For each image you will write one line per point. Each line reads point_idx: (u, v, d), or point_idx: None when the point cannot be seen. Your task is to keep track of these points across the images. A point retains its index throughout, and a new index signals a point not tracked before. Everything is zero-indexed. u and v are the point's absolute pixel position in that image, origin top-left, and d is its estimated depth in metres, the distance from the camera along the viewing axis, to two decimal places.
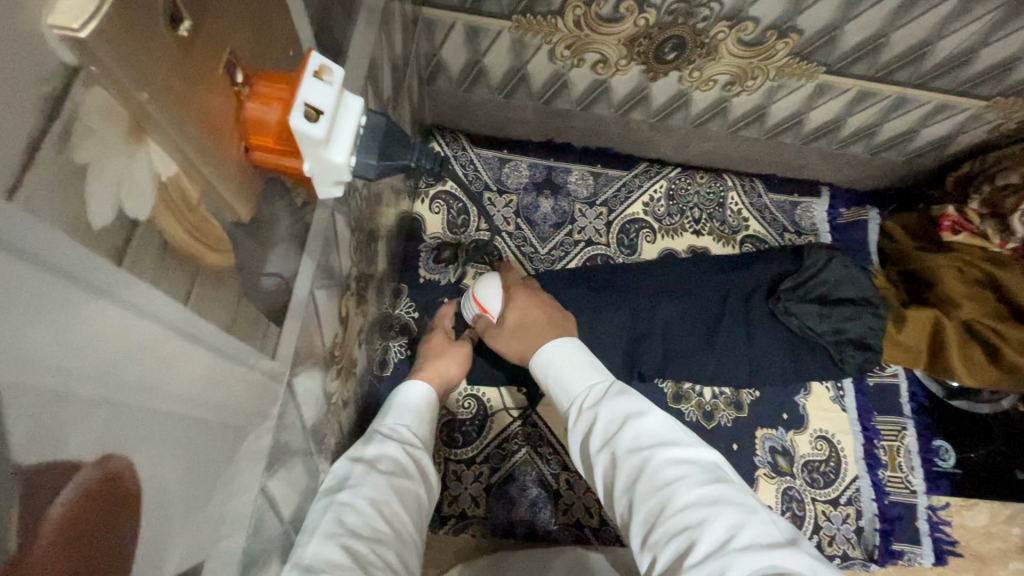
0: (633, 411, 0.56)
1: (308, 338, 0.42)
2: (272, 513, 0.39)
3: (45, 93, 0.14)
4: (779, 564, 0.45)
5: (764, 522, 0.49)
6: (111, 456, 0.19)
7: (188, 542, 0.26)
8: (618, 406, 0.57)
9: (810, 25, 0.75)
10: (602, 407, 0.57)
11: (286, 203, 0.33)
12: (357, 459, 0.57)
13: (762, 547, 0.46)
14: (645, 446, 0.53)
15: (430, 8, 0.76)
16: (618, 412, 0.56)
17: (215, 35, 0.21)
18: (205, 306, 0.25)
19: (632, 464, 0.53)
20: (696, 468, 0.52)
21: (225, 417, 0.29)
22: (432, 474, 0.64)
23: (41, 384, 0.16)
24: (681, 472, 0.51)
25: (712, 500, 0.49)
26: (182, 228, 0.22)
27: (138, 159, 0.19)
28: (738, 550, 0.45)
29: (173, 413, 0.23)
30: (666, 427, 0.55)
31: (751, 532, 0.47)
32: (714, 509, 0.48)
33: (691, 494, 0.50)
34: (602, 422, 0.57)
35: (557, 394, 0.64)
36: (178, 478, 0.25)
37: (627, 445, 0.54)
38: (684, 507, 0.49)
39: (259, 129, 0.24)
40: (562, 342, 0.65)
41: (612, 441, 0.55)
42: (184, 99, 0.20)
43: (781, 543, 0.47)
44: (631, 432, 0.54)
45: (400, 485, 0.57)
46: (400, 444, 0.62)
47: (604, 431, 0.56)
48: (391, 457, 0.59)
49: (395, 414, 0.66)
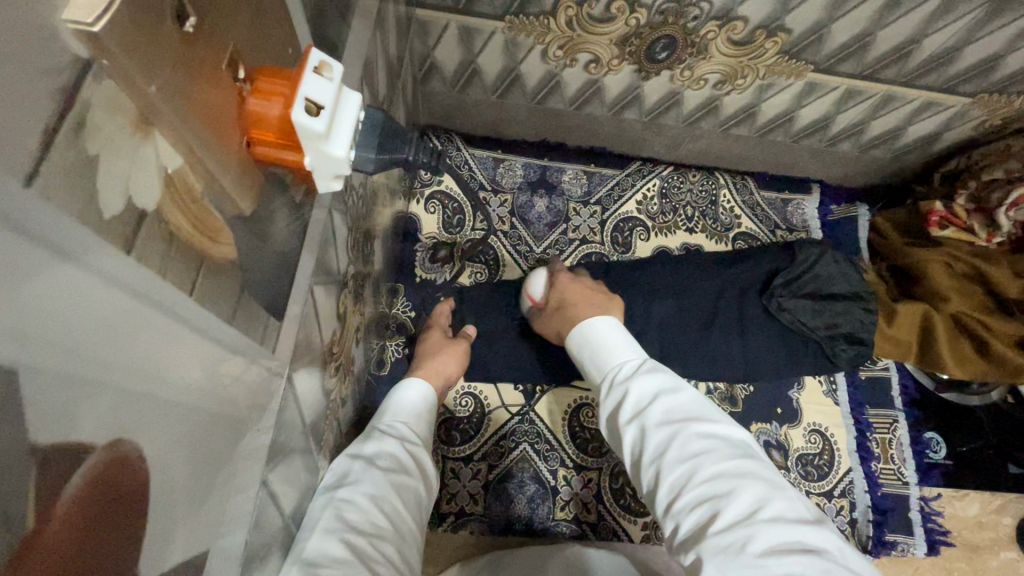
0: (665, 388, 0.58)
1: (306, 335, 0.43)
2: (272, 508, 0.40)
3: (57, 85, 0.15)
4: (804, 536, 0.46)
5: (791, 498, 0.50)
6: (120, 441, 0.20)
7: (191, 532, 0.27)
8: (651, 382, 0.58)
9: (797, 24, 0.76)
10: (635, 382, 0.59)
11: (285, 199, 0.34)
12: (357, 456, 0.58)
13: (789, 521, 0.47)
14: (676, 419, 0.55)
15: (424, 9, 0.76)
16: (650, 388, 0.58)
17: (218, 31, 0.21)
18: (207, 299, 0.25)
19: (662, 436, 0.54)
20: (725, 444, 0.53)
21: (226, 409, 0.29)
22: (431, 470, 0.64)
23: (54, 368, 0.16)
24: (710, 446, 0.52)
25: (740, 474, 0.50)
26: (187, 220, 0.22)
27: (144, 152, 0.19)
28: (763, 520, 0.46)
29: (178, 401, 0.24)
30: (698, 404, 0.57)
31: (778, 504, 0.48)
32: (742, 482, 0.49)
33: (718, 466, 0.51)
34: (633, 396, 0.58)
35: (592, 369, 0.66)
36: (182, 467, 0.25)
37: (657, 418, 0.55)
38: (711, 478, 0.50)
39: (260, 124, 0.25)
40: (594, 321, 0.68)
41: (642, 414, 0.57)
42: (189, 93, 0.20)
43: (807, 518, 0.48)
44: (662, 406, 0.56)
45: (401, 482, 0.58)
46: (402, 441, 0.63)
47: (635, 405, 0.58)
48: (393, 453, 0.60)
49: (399, 411, 0.67)
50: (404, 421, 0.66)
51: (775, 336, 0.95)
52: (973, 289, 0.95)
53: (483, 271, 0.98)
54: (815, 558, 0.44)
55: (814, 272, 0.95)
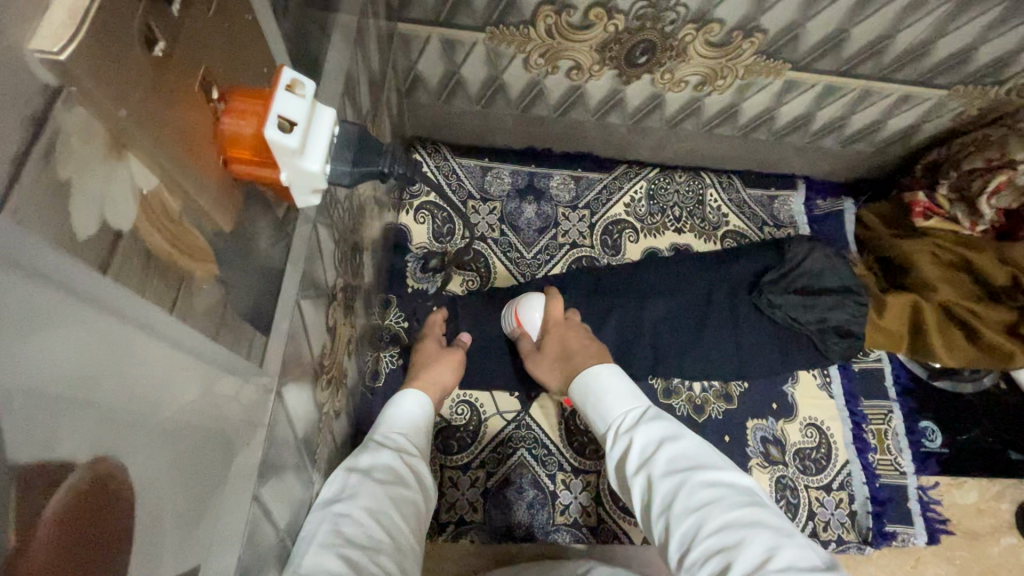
0: (668, 435, 0.60)
1: (295, 348, 0.43)
2: (265, 523, 0.40)
3: (26, 112, 0.15)
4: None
5: (800, 546, 0.50)
6: (103, 457, 0.20)
7: (181, 547, 0.27)
8: (655, 430, 0.61)
9: (772, 24, 0.78)
10: (638, 433, 0.62)
11: (268, 216, 0.34)
12: (353, 470, 0.58)
13: (799, 569, 0.47)
14: (680, 468, 0.56)
15: (405, 23, 0.77)
16: (655, 436, 0.60)
17: (189, 55, 0.22)
18: (190, 315, 0.26)
19: (668, 486, 0.56)
20: (731, 492, 0.54)
21: (213, 424, 0.29)
22: (429, 482, 0.64)
23: (31, 389, 0.16)
24: (715, 494, 0.54)
25: (747, 523, 0.51)
26: (165, 238, 0.23)
27: (118, 173, 0.20)
28: (774, 571, 0.46)
29: (161, 418, 0.24)
30: (702, 452, 0.58)
31: (787, 554, 0.48)
32: (749, 531, 0.50)
33: (725, 516, 0.52)
34: (639, 447, 0.61)
35: (596, 418, 0.69)
36: (169, 484, 0.25)
37: (662, 468, 0.57)
38: (718, 528, 0.51)
39: (235, 144, 0.25)
40: (592, 368, 0.72)
41: (648, 463, 0.59)
42: (160, 115, 0.21)
43: (818, 566, 0.48)
44: (666, 455, 0.58)
45: (397, 494, 0.58)
46: (398, 453, 0.63)
47: (641, 455, 0.60)
48: (389, 466, 0.60)
49: (395, 424, 0.67)
50: (401, 434, 0.66)
51: (767, 332, 0.96)
52: (960, 277, 0.97)
53: (475, 280, 0.99)
54: None
55: (804, 268, 0.96)
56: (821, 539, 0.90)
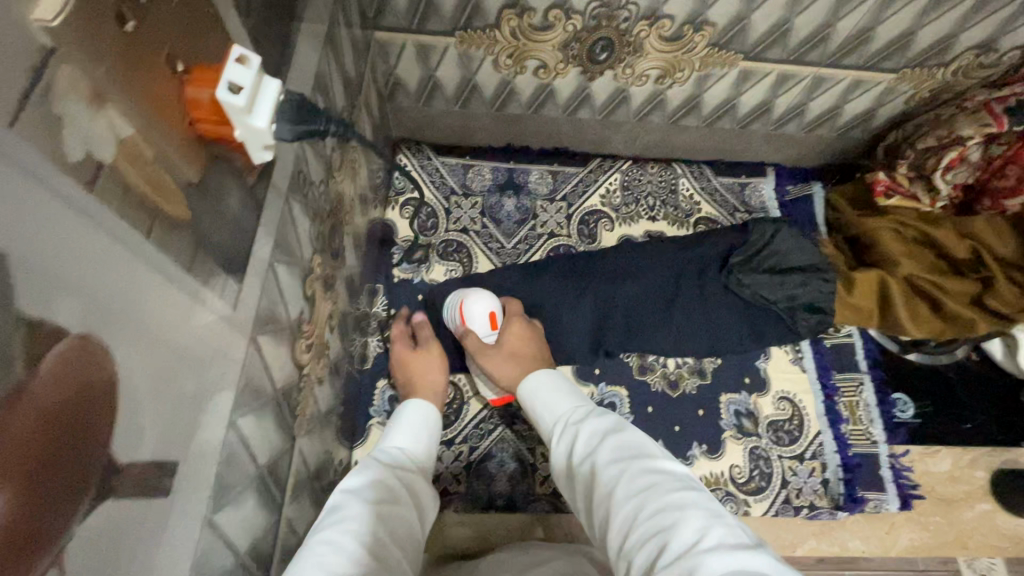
0: (612, 430, 0.62)
1: (270, 304, 0.49)
2: (244, 453, 0.45)
3: (31, 63, 0.22)
4: (747, 563, 0.43)
5: (732, 527, 0.48)
6: (91, 335, 0.26)
7: (159, 438, 0.33)
8: (601, 426, 0.63)
9: (719, 17, 0.84)
10: (588, 428, 0.64)
11: (237, 180, 0.41)
12: (350, 492, 0.57)
13: (729, 546, 0.45)
14: (624, 456, 0.57)
15: (381, 31, 0.85)
16: (601, 432, 0.62)
17: (150, 34, 0.28)
18: (166, 245, 0.32)
19: (611, 474, 0.56)
20: (672, 478, 0.54)
21: (190, 346, 0.35)
22: (426, 498, 0.65)
23: (36, 264, 0.22)
24: (653, 479, 0.54)
25: (683, 504, 0.50)
26: (141, 177, 0.29)
27: (101, 119, 0.26)
28: (704, 548, 0.45)
29: (142, 324, 0.30)
30: (648, 444, 0.59)
31: (720, 532, 0.47)
32: (683, 512, 0.49)
33: (662, 498, 0.51)
34: (587, 441, 0.62)
35: (547, 421, 0.71)
36: (149, 381, 0.31)
37: (606, 459, 0.58)
38: (653, 509, 0.51)
39: (197, 108, 0.32)
40: (547, 374, 0.76)
41: (594, 455, 0.60)
42: (128, 77, 0.27)
43: (748, 543, 0.46)
44: (611, 446, 0.59)
45: (390, 518, 0.57)
46: (396, 473, 0.64)
47: (588, 449, 0.62)
48: (388, 488, 0.60)
49: (399, 438, 0.71)
50: (403, 453, 0.69)
51: (737, 309, 1.00)
52: (924, 252, 1.00)
53: (458, 268, 1.05)
54: None
55: (773, 247, 1.00)
56: (793, 506, 0.94)
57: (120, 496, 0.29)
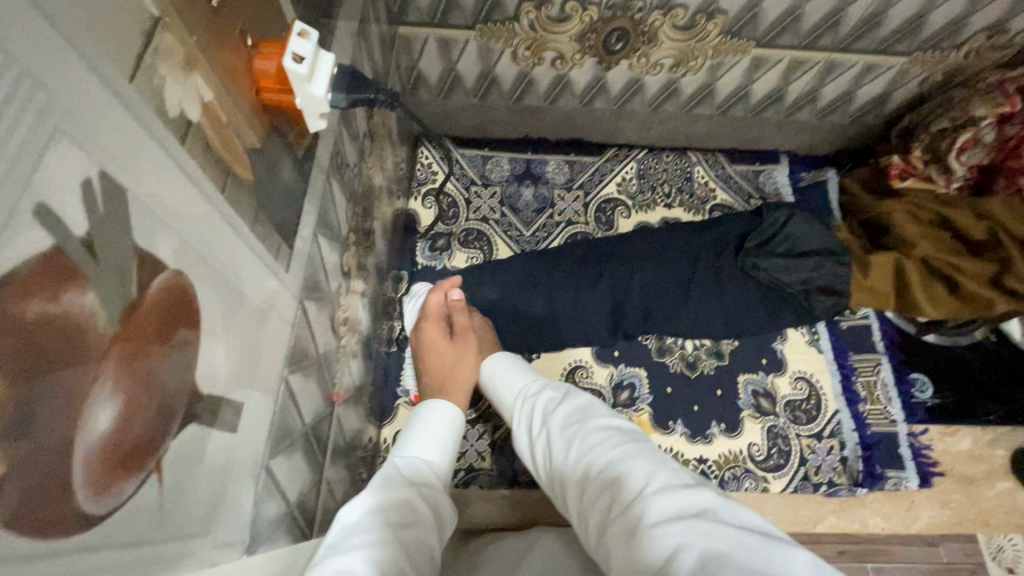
0: (562, 398, 0.64)
1: (314, 273, 0.53)
2: (293, 407, 0.49)
3: (144, 29, 0.26)
4: (689, 501, 0.46)
5: (676, 470, 0.51)
6: (181, 273, 0.30)
7: (230, 376, 0.36)
8: (552, 396, 0.65)
9: (731, 5, 0.86)
10: (539, 398, 0.66)
11: (288, 152, 0.45)
12: (372, 508, 0.50)
13: (673, 487, 0.48)
14: (574, 420, 0.60)
15: (405, 26, 0.89)
16: (552, 400, 0.65)
17: (231, 11, 0.32)
18: (235, 202, 0.36)
19: (564, 439, 0.59)
20: (620, 434, 0.57)
21: (253, 298, 0.39)
22: (445, 514, 0.59)
23: (147, 202, 0.26)
24: (602, 437, 0.56)
25: (630, 455, 0.53)
26: (218, 138, 0.33)
27: (192, 82, 0.30)
28: (648, 493, 0.48)
29: (218, 271, 0.34)
30: (595, 406, 0.62)
31: (665, 476, 0.49)
32: (629, 463, 0.52)
33: (610, 454, 0.54)
34: (540, 411, 0.65)
35: (505, 397, 0.73)
36: (222, 323, 0.35)
37: (559, 425, 0.61)
38: (604, 467, 0.53)
39: (264, 78, 0.35)
40: (503, 355, 0.79)
41: (548, 424, 0.62)
42: (212, 47, 0.31)
43: (690, 483, 0.49)
44: (562, 413, 0.62)
45: (412, 539, 0.50)
46: (416, 485, 0.58)
47: (542, 418, 0.64)
48: (411, 502, 0.54)
49: (418, 444, 0.65)
50: (422, 461, 0.63)
51: (753, 292, 1.02)
52: (941, 233, 1.01)
53: (478, 256, 1.09)
54: (699, 519, 0.44)
55: (789, 231, 1.01)
56: (812, 483, 0.95)
57: (201, 422, 0.33)
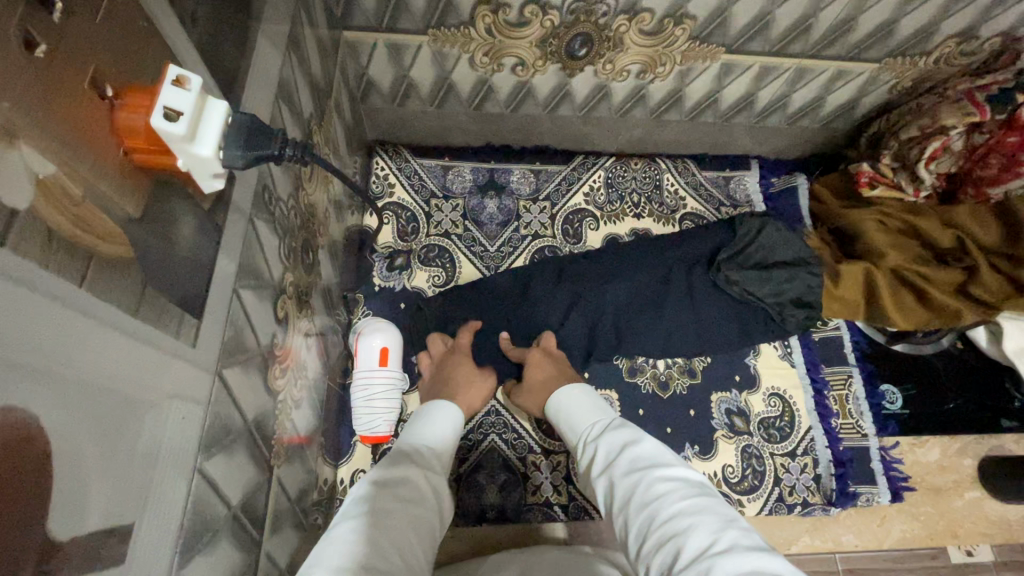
0: (629, 441, 0.63)
1: (236, 334, 0.46)
2: (214, 496, 0.43)
3: None
4: (763, 564, 0.43)
5: (748, 530, 0.48)
6: (14, 407, 0.23)
7: (108, 498, 0.30)
8: (619, 437, 0.64)
9: (700, 10, 0.81)
10: (604, 440, 0.66)
11: (189, 207, 0.38)
12: (383, 481, 0.56)
13: (744, 548, 0.45)
14: (640, 467, 0.58)
15: (349, 30, 0.81)
16: (617, 442, 0.64)
17: (76, 58, 0.27)
18: (104, 291, 0.29)
19: (628, 484, 0.57)
20: (686, 486, 0.55)
21: (139, 391, 0.32)
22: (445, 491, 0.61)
23: None
24: (668, 487, 0.54)
25: (699, 510, 0.51)
26: (66, 216, 0.26)
27: (11, 157, 0.23)
28: (715, 551, 0.45)
29: (76, 376, 0.27)
30: (663, 452, 0.60)
31: (735, 535, 0.47)
32: (696, 518, 0.50)
33: (675, 505, 0.52)
34: (605, 453, 0.64)
35: (570, 433, 0.74)
36: (90, 442, 0.28)
37: (623, 468, 0.60)
38: (667, 517, 0.51)
39: (132, 135, 0.30)
40: (569, 385, 0.79)
41: (612, 465, 0.61)
42: (43, 106, 0.24)
43: (762, 546, 0.46)
44: (626, 457, 0.61)
45: (420, 516, 0.54)
46: (425, 468, 0.61)
47: (607, 459, 0.63)
48: (417, 483, 0.58)
49: (428, 434, 0.68)
50: (428, 446, 0.66)
51: (725, 308, 0.98)
52: (908, 243, 0.99)
53: (440, 274, 1.02)
54: None
55: (759, 242, 0.98)
56: (786, 504, 0.93)
57: None
